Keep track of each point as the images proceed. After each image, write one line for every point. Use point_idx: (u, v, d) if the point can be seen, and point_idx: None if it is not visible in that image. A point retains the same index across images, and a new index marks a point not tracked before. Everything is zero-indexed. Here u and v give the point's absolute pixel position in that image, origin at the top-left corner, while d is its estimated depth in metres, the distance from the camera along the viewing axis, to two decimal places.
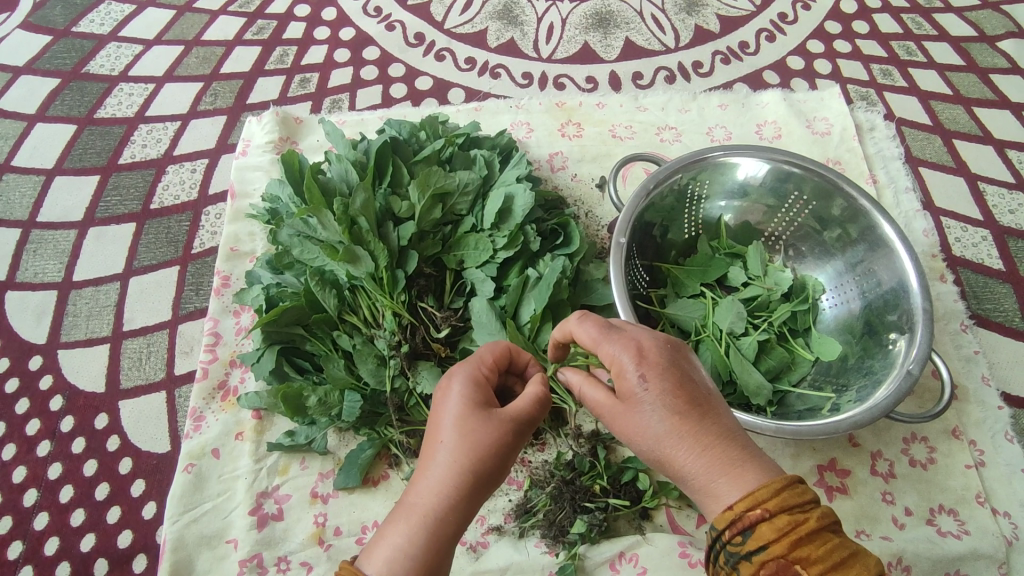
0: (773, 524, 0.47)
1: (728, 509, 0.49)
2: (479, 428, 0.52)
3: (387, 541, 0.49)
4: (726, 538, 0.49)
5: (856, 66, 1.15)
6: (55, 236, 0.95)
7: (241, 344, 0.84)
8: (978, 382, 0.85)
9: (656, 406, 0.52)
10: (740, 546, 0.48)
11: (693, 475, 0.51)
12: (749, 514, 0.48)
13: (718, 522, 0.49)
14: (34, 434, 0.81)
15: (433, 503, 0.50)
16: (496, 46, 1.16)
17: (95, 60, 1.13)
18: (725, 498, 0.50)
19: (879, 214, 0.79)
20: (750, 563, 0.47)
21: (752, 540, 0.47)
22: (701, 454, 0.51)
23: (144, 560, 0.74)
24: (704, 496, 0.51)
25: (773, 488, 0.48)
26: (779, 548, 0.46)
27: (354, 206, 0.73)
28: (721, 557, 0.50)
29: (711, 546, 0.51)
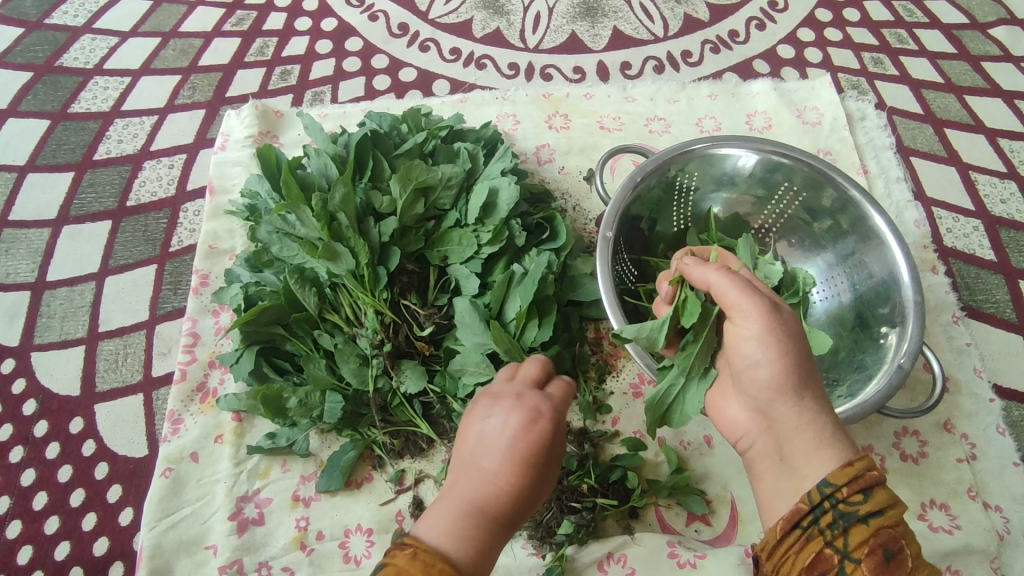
0: (889, 492, 0.49)
1: (848, 466, 0.50)
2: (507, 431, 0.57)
3: (445, 530, 0.53)
4: (844, 496, 0.49)
5: (847, 54, 1.14)
6: (27, 235, 0.92)
7: (220, 344, 0.82)
8: (970, 375, 0.84)
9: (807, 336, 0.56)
10: (858, 506, 0.48)
11: (801, 419, 0.54)
12: (870, 475, 0.49)
13: (836, 479, 0.49)
14: (7, 439, 0.79)
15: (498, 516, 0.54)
16: (482, 35, 1.14)
17: (69, 54, 1.09)
18: (823, 460, 0.52)
19: (870, 205, 0.77)
20: (866, 526, 0.47)
21: (870, 502, 0.48)
22: (815, 423, 0.54)
23: (122, 568, 0.73)
24: (808, 458, 0.52)
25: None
26: (892, 517, 0.48)
27: (333, 202, 0.71)
28: (824, 518, 0.49)
29: (810, 507, 0.50)
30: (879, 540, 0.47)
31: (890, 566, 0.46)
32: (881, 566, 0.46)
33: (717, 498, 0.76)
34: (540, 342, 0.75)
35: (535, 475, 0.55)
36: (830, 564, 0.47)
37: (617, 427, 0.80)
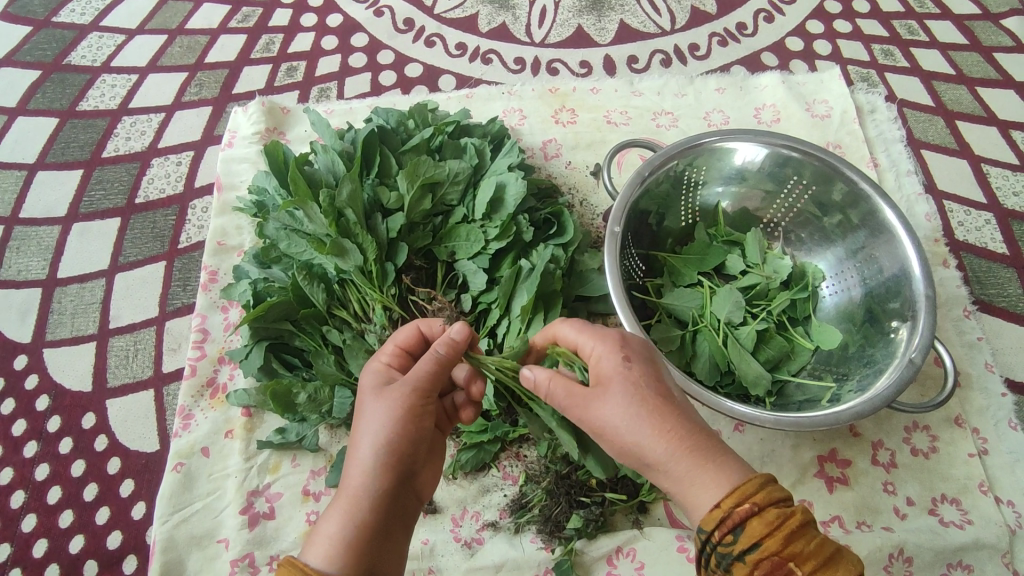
0: (763, 519, 0.46)
1: (714, 508, 0.47)
2: (388, 400, 0.54)
3: (321, 532, 0.50)
4: (716, 540, 0.47)
5: (856, 46, 1.12)
6: (38, 233, 0.93)
7: (229, 340, 0.83)
8: (981, 369, 0.84)
9: (629, 397, 0.51)
10: (732, 546, 0.46)
11: (670, 474, 0.50)
12: (738, 511, 0.46)
13: (707, 524, 0.47)
14: (20, 435, 0.80)
15: (356, 483, 0.52)
16: (488, 30, 1.13)
17: (76, 51, 1.10)
18: (705, 501, 0.48)
19: (880, 198, 0.77)
20: (744, 563, 0.46)
21: (744, 538, 0.46)
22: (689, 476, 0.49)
23: (135, 562, 0.73)
24: (686, 500, 0.50)
25: (758, 484, 0.47)
26: (773, 544, 0.45)
27: (341, 198, 0.70)
28: (711, 560, 0.48)
29: (700, 549, 0.49)
30: (761, 574, 0.45)
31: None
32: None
33: None
34: None
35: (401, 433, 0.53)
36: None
37: None
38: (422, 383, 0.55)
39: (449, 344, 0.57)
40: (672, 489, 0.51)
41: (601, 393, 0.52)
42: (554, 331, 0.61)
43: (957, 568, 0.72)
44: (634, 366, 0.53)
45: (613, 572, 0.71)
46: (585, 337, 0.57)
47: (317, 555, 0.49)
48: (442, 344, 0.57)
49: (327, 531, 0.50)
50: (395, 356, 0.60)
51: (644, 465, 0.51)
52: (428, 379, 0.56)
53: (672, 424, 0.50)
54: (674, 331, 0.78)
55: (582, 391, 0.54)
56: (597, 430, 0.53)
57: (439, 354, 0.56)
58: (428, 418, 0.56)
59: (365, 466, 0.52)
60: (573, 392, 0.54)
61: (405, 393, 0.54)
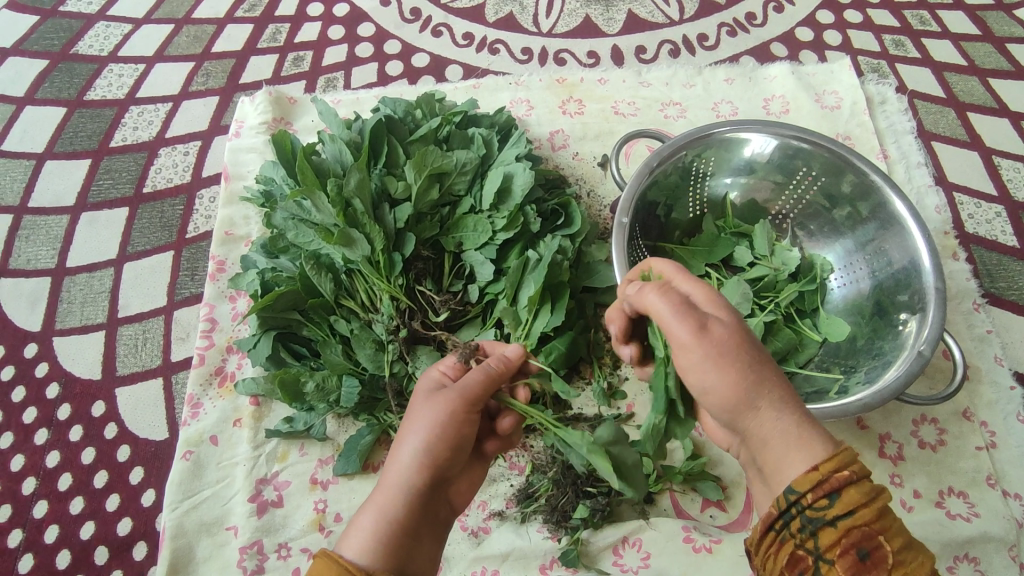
0: (861, 487, 0.46)
1: (811, 469, 0.47)
2: (433, 405, 0.55)
3: (354, 526, 0.51)
4: (808, 502, 0.46)
5: (867, 37, 1.11)
6: (47, 221, 0.93)
7: (237, 330, 0.83)
8: (990, 363, 0.83)
9: (713, 360, 0.50)
10: (824, 510, 0.46)
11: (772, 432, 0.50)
12: (838, 476, 0.46)
13: (800, 485, 0.47)
14: (31, 422, 0.80)
15: (388, 481, 0.53)
16: (495, 20, 1.13)
17: (83, 41, 1.10)
18: (801, 463, 0.48)
19: (891, 190, 0.76)
20: (834, 529, 0.45)
21: (839, 503, 0.46)
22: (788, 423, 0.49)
23: (145, 548, 0.74)
24: (782, 463, 0.49)
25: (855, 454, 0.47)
26: (867, 514, 0.45)
27: (348, 187, 0.71)
28: (794, 524, 0.47)
29: (781, 511, 0.48)
30: (850, 541, 0.44)
31: (866, 566, 0.44)
32: (856, 567, 0.44)
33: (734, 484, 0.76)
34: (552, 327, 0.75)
35: (438, 436, 0.54)
36: (805, 566, 0.46)
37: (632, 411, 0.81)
38: (468, 392, 0.56)
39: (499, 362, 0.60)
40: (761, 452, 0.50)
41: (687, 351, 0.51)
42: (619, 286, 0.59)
43: (964, 561, 0.72)
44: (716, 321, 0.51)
45: (619, 561, 0.72)
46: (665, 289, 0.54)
47: (351, 547, 0.50)
48: (493, 362, 0.59)
49: (359, 524, 0.51)
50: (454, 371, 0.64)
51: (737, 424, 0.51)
52: (473, 389, 0.56)
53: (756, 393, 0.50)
54: None
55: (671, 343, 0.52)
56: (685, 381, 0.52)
57: (489, 370, 0.58)
58: (470, 425, 0.56)
59: (401, 466, 0.53)
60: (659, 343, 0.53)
61: (451, 399, 0.55)
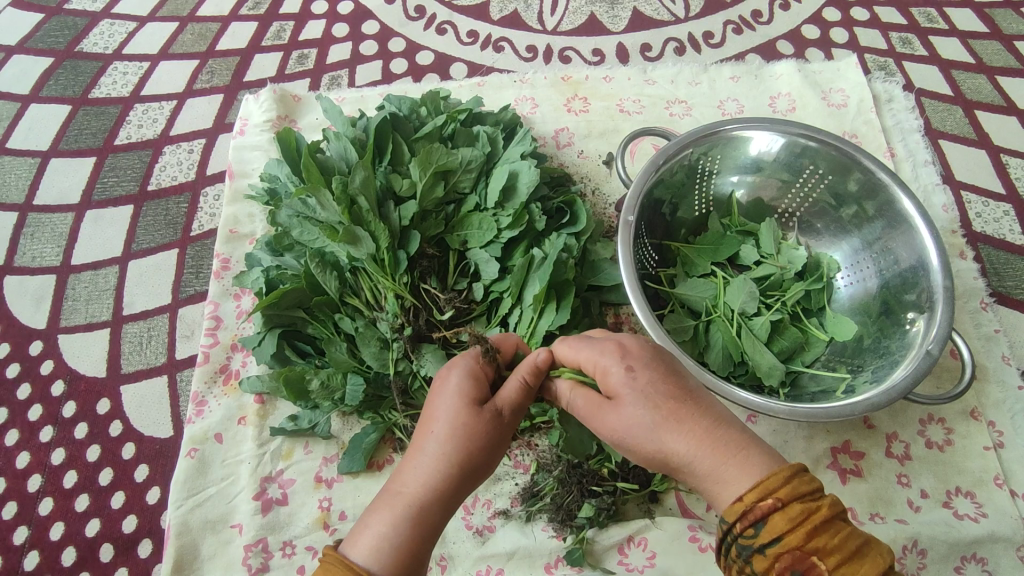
0: (787, 513, 0.44)
1: (736, 499, 0.46)
2: (468, 416, 0.53)
3: (369, 524, 0.51)
4: (737, 531, 0.46)
5: (874, 34, 1.11)
6: (52, 219, 0.93)
7: (242, 328, 0.83)
8: (998, 362, 0.83)
9: (647, 410, 0.51)
10: (754, 538, 0.45)
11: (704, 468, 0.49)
12: (760, 505, 0.45)
13: (729, 515, 0.46)
14: (36, 419, 0.80)
15: (408, 487, 0.52)
16: (500, 18, 1.12)
17: (88, 39, 1.10)
18: (732, 490, 0.47)
19: (899, 188, 0.75)
20: (764, 555, 0.44)
21: (766, 531, 0.45)
22: (695, 445, 0.49)
23: (150, 545, 0.74)
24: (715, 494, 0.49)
25: (784, 476, 0.46)
26: (795, 539, 0.43)
27: (353, 185, 0.70)
28: (732, 551, 0.47)
29: (721, 539, 0.48)
30: (782, 566, 0.43)
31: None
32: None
33: None
34: (557, 326, 0.74)
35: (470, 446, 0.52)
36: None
37: None
38: (505, 407, 0.55)
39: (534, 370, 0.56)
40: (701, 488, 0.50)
41: (618, 403, 0.53)
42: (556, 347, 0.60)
43: (972, 561, 0.72)
44: (638, 371, 0.52)
45: (624, 561, 0.71)
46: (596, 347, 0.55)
47: (362, 551, 0.49)
48: (529, 371, 0.56)
49: (376, 525, 0.50)
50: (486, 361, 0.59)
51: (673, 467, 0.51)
52: (509, 406, 0.55)
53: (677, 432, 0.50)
54: (688, 320, 0.78)
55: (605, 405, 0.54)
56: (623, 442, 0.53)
57: (526, 384, 0.56)
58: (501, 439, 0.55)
59: (424, 474, 0.52)
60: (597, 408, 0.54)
61: (491, 418, 0.54)
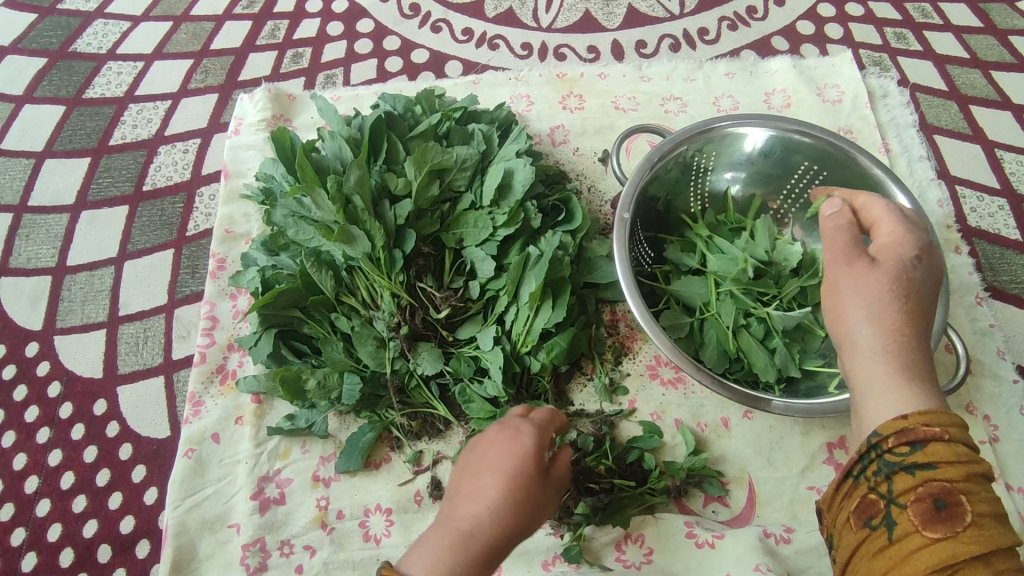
0: (951, 447, 0.46)
1: (901, 416, 0.48)
2: (510, 460, 0.57)
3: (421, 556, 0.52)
4: (888, 447, 0.48)
5: (869, 30, 1.11)
6: (47, 220, 0.93)
7: (238, 328, 0.83)
8: (993, 357, 0.83)
9: (895, 283, 0.55)
10: (904, 457, 0.47)
11: (866, 366, 0.53)
12: (925, 429, 0.47)
13: (885, 429, 0.49)
14: (33, 421, 0.80)
15: (467, 527, 0.54)
16: (495, 15, 1.12)
17: (82, 39, 1.09)
18: (891, 407, 0.50)
19: (895, 184, 0.75)
20: (910, 477, 0.46)
21: (921, 454, 0.46)
22: (886, 348, 0.53)
23: (148, 545, 0.74)
24: (866, 402, 0.52)
25: (956, 420, 0.47)
26: (950, 471, 0.45)
27: (348, 184, 0.70)
28: (871, 467, 0.49)
29: (861, 455, 0.50)
30: (928, 491, 0.45)
31: (941, 517, 0.44)
32: (929, 514, 0.45)
33: (735, 479, 0.76)
34: (554, 323, 0.74)
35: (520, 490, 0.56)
36: (877, 509, 0.48)
37: (633, 407, 0.80)
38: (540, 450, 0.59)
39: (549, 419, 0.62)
40: (855, 394, 0.54)
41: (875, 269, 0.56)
42: (857, 198, 0.65)
43: None
44: (928, 263, 0.58)
45: (622, 557, 0.72)
46: (913, 220, 0.61)
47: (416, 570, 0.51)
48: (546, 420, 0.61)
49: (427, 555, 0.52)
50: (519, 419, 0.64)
51: (848, 341, 0.56)
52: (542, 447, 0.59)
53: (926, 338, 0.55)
54: (683, 318, 0.78)
55: (862, 254, 0.58)
56: (848, 262, 0.57)
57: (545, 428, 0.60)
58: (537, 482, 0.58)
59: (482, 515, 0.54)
60: (852, 250, 0.58)
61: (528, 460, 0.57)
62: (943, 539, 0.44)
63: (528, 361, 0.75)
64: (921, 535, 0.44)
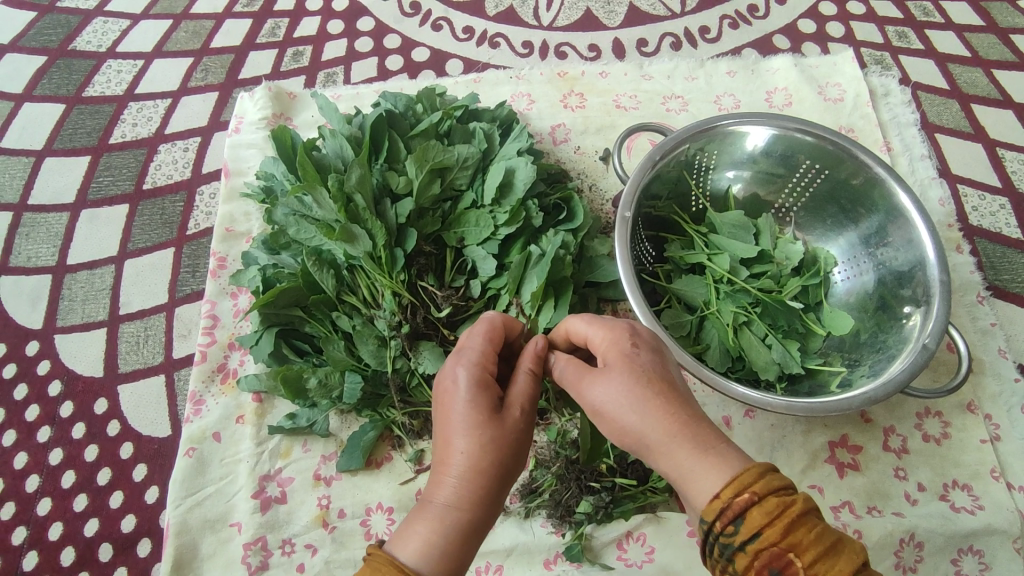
0: (764, 507, 0.43)
1: (713, 497, 0.45)
2: (494, 420, 0.52)
3: (415, 533, 0.49)
4: (717, 530, 0.44)
5: (870, 29, 1.11)
6: (47, 219, 0.93)
7: (239, 327, 0.83)
8: (994, 356, 0.83)
9: (631, 378, 0.50)
10: (733, 537, 0.44)
11: (666, 463, 0.48)
12: (737, 501, 0.44)
13: (708, 513, 0.45)
14: (34, 420, 0.80)
15: (454, 498, 0.50)
16: (496, 14, 1.12)
17: (82, 37, 1.09)
18: (705, 487, 0.46)
19: (897, 182, 0.75)
20: (745, 553, 0.43)
21: (744, 528, 0.43)
22: (665, 434, 0.48)
23: (149, 544, 0.74)
24: (687, 493, 0.48)
25: (757, 471, 0.45)
26: (773, 533, 0.42)
27: (350, 183, 0.70)
28: (714, 551, 0.45)
29: (702, 540, 0.46)
30: (762, 562, 0.42)
31: None
32: None
33: None
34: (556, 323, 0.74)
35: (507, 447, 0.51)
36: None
37: None
38: (523, 403, 0.54)
39: (536, 359, 0.57)
40: (674, 486, 0.49)
41: (605, 373, 0.52)
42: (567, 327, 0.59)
43: (968, 553, 0.72)
44: (647, 344, 0.53)
45: (623, 556, 0.72)
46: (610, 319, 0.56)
47: (410, 553, 0.48)
48: (531, 360, 0.57)
49: (422, 533, 0.49)
50: (487, 345, 0.56)
51: (639, 445, 0.50)
52: (527, 399, 0.54)
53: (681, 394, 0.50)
54: (685, 316, 0.78)
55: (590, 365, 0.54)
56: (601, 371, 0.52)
57: (534, 374, 0.56)
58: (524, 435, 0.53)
59: (463, 479, 0.50)
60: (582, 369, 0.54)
61: (515, 414, 0.53)
62: None
63: None
64: None
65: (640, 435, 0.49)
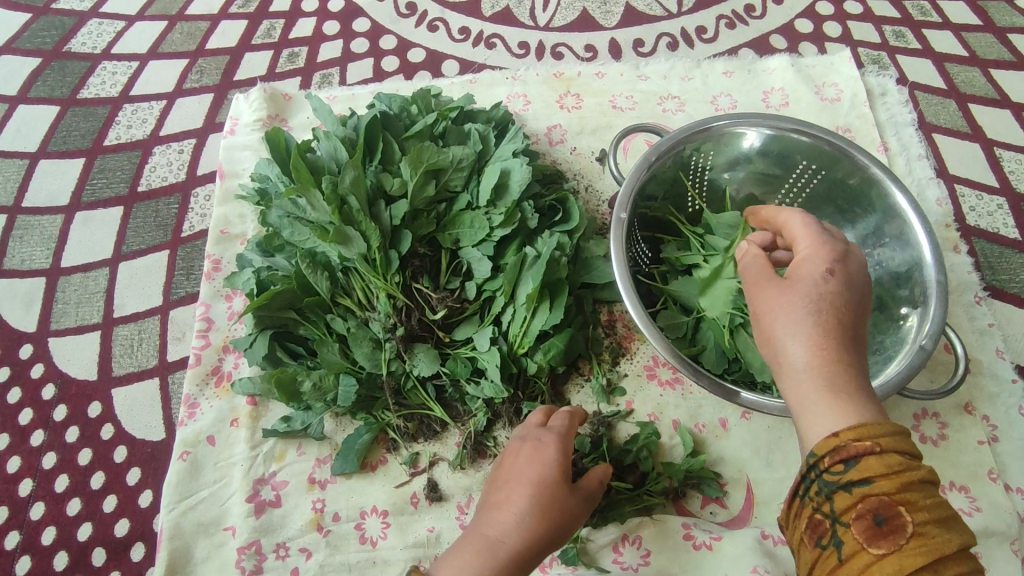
0: (885, 459, 0.45)
1: (833, 435, 0.47)
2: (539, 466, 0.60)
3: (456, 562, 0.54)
4: (824, 466, 0.47)
5: (867, 28, 1.10)
6: (41, 221, 0.93)
7: (234, 329, 0.82)
8: (992, 356, 0.83)
9: (809, 304, 0.53)
10: (841, 476, 0.46)
11: (795, 389, 0.52)
12: (858, 445, 0.46)
13: (821, 449, 0.47)
14: (27, 423, 0.80)
15: (494, 536, 0.55)
16: (492, 14, 1.11)
17: (76, 39, 1.09)
18: (827, 426, 0.49)
19: (894, 183, 0.75)
20: (848, 494, 0.45)
21: (856, 470, 0.45)
22: (812, 367, 0.51)
23: (143, 548, 0.74)
24: (801, 424, 0.51)
25: (888, 428, 0.46)
26: (887, 484, 0.44)
27: (343, 185, 0.70)
28: (813, 488, 0.48)
29: (804, 477, 0.48)
30: (867, 507, 0.44)
31: (882, 533, 0.43)
32: (872, 531, 0.43)
33: (732, 481, 0.76)
34: (550, 325, 0.74)
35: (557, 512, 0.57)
36: (823, 530, 0.46)
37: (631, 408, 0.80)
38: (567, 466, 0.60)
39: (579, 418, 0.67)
40: (792, 415, 0.52)
41: (793, 285, 0.56)
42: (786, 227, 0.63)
43: None
44: (843, 273, 0.56)
45: (619, 559, 0.71)
46: (832, 233, 0.60)
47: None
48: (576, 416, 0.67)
49: (460, 564, 0.53)
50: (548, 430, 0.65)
51: (778, 363, 0.54)
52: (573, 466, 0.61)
53: (852, 350, 0.52)
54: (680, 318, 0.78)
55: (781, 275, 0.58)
56: (787, 285, 0.56)
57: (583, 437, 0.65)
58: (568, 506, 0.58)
59: (510, 525, 0.55)
60: (766, 278, 0.58)
61: (555, 474, 0.59)
62: (887, 556, 0.42)
63: (524, 362, 0.75)
64: (866, 553, 0.43)
65: (788, 356, 0.53)
